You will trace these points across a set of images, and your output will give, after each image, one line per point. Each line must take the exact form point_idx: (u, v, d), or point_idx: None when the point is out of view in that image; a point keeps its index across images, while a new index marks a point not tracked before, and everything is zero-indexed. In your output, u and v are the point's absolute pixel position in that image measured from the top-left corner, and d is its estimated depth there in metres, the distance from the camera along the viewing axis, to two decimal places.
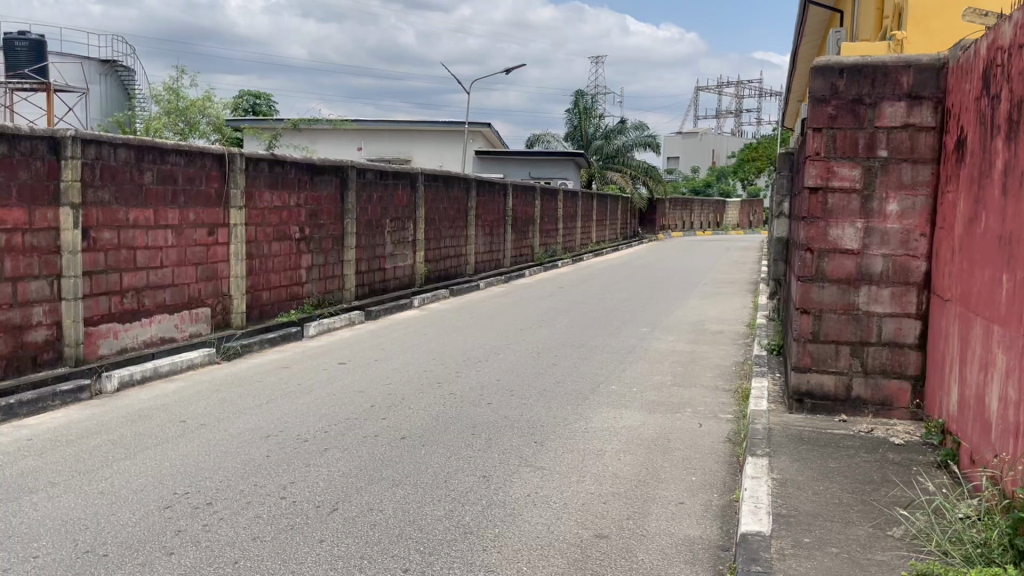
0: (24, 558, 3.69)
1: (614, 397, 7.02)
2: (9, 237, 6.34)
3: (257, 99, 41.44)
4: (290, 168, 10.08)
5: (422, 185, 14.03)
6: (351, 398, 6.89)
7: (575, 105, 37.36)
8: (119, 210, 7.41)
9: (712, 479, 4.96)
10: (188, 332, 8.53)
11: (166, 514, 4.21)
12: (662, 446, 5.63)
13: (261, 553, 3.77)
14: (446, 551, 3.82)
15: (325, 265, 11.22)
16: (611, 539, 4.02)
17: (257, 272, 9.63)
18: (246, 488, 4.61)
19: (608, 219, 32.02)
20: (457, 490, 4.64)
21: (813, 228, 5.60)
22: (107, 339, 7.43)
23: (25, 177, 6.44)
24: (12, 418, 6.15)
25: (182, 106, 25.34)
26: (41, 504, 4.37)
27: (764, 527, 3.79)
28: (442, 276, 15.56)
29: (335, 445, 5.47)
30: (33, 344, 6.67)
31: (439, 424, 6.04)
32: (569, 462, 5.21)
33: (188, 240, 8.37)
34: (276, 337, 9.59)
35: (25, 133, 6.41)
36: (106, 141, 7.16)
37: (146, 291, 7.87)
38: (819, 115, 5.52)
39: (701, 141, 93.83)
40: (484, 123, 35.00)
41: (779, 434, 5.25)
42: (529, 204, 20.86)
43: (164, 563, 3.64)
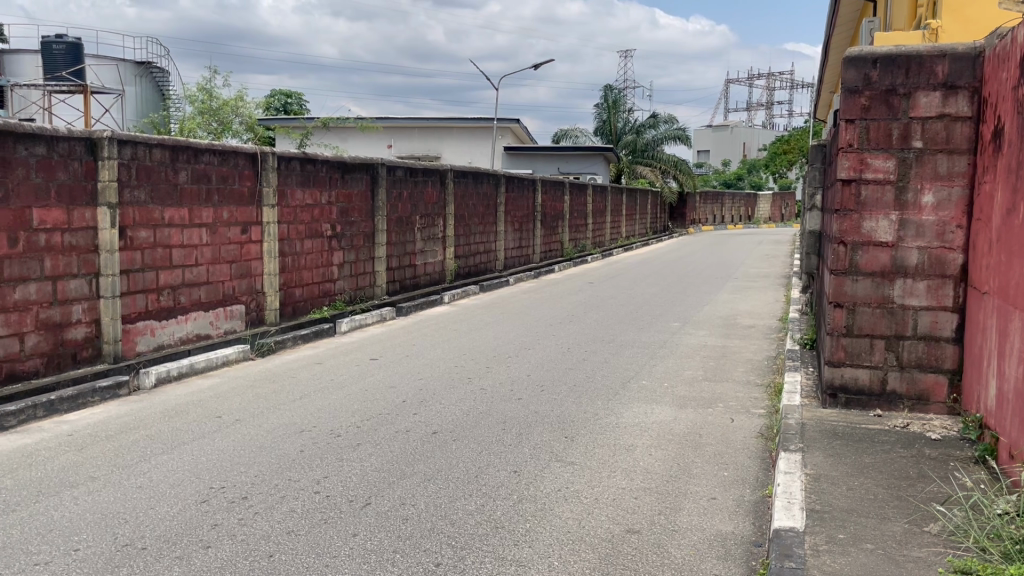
0: (66, 551, 3.77)
1: (645, 392, 6.99)
2: (49, 237, 6.48)
3: (288, 98, 41.83)
4: (322, 165, 10.17)
5: (451, 181, 14.07)
6: (382, 394, 6.93)
7: (603, 99, 37.33)
8: (155, 210, 7.53)
9: (745, 474, 4.93)
10: (223, 329, 8.64)
11: (203, 508, 4.29)
12: (694, 442, 5.60)
13: (295, 546, 3.82)
14: (478, 545, 3.85)
15: (356, 262, 11.30)
16: (642, 534, 4.02)
17: (290, 270, 9.73)
18: (280, 483, 4.67)
19: (638, 213, 31.90)
20: (487, 485, 4.67)
21: (846, 221, 5.54)
22: (144, 337, 7.56)
23: (64, 177, 6.58)
24: (54, 414, 6.29)
25: (215, 106, 25.67)
26: (82, 499, 4.45)
27: (798, 523, 3.75)
28: (472, 272, 15.59)
29: (367, 440, 5.52)
30: (72, 341, 6.81)
31: (470, 419, 6.08)
32: (601, 457, 5.22)
33: (223, 238, 8.49)
34: (308, 334, 9.69)
35: (62, 135, 6.54)
36: (142, 141, 7.28)
37: (181, 289, 7.98)
38: (852, 107, 5.46)
39: (733, 134, 92.99)
40: (513, 119, 35.06)
41: (812, 428, 5.20)
42: (558, 200, 20.82)
43: (201, 556, 3.71)
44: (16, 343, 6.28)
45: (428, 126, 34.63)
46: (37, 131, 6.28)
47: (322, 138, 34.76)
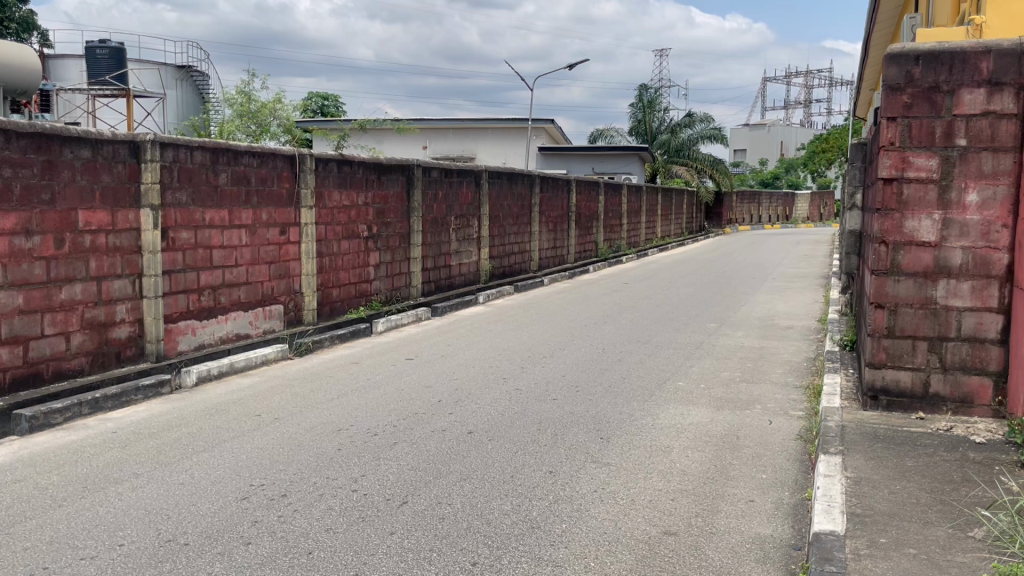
0: (111, 546, 3.85)
1: (680, 393, 6.95)
2: (94, 238, 6.62)
3: (325, 100, 42.38)
4: (358, 167, 10.25)
5: (486, 182, 14.11)
6: (418, 394, 6.96)
7: (638, 99, 37.15)
8: (196, 211, 7.65)
9: (784, 477, 4.88)
10: (262, 328, 8.77)
11: (244, 505, 4.35)
12: (731, 443, 5.55)
13: (333, 544, 3.86)
14: (514, 545, 3.85)
15: (392, 263, 11.38)
16: (679, 536, 4.00)
17: (327, 270, 9.84)
18: (319, 481, 4.73)
19: (674, 213, 31.70)
20: (523, 485, 4.67)
21: (888, 220, 5.45)
22: (185, 336, 7.69)
23: (108, 179, 6.71)
24: (99, 411, 6.43)
25: (254, 109, 26.07)
26: (126, 495, 4.54)
27: (838, 526, 3.70)
28: (506, 273, 15.62)
29: (404, 439, 5.56)
30: (116, 340, 6.95)
31: (506, 419, 6.09)
32: (637, 458, 5.19)
33: (262, 239, 8.61)
34: (345, 334, 9.78)
35: (107, 138, 6.68)
36: (183, 143, 7.40)
37: (221, 289, 8.11)
38: (893, 104, 5.37)
39: (770, 133, 92.00)
40: (548, 120, 35.05)
41: (853, 431, 5.13)
42: (593, 200, 20.78)
43: (242, 552, 3.76)
44: (62, 342, 6.42)
45: (463, 127, 34.76)
46: (83, 135, 6.42)
47: (358, 140, 35.06)
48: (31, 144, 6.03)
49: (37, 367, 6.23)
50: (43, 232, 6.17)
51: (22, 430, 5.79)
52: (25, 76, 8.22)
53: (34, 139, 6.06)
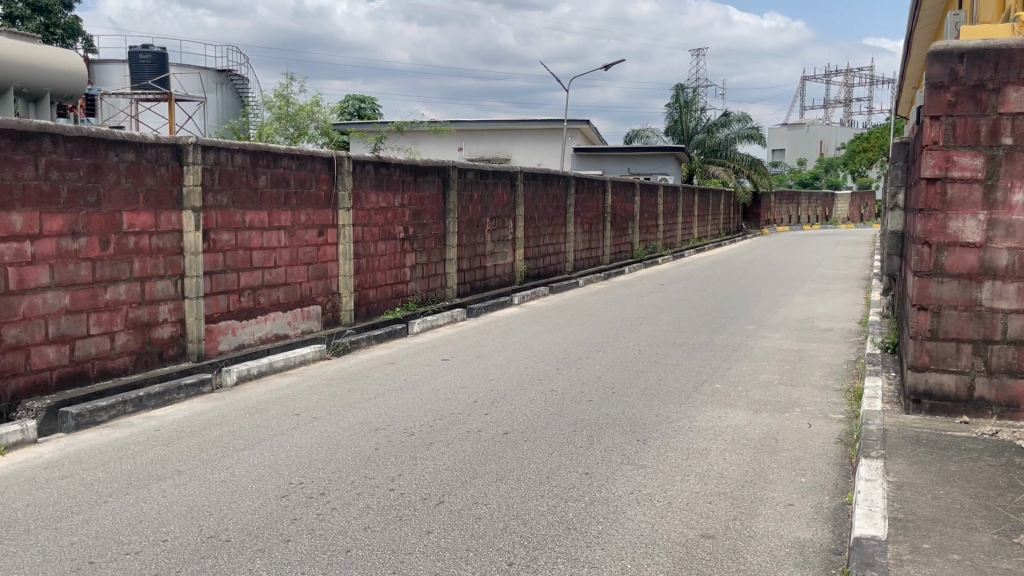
0: (155, 541, 3.92)
1: (718, 395, 6.89)
2: (137, 240, 6.76)
3: (362, 103, 42.80)
4: (395, 169, 10.33)
5: (521, 183, 14.12)
6: (454, 394, 7.00)
7: (675, 99, 36.88)
8: (236, 213, 7.76)
9: (824, 481, 4.81)
10: (301, 329, 8.88)
11: (283, 503, 4.41)
12: (770, 447, 5.49)
13: (371, 542, 3.90)
14: (551, 546, 3.86)
15: (428, 264, 11.44)
16: (717, 539, 3.97)
17: (364, 271, 9.92)
18: (356, 480, 4.78)
19: (710, 213, 31.44)
20: (559, 486, 4.67)
21: (931, 221, 5.35)
22: (226, 336, 7.81)
23: (151, 182, 6.85)
24: (143, 410, 6.55)
25: (292, 112, 26.44)
26: (169, 492, 4.63)
27: (880, 532, 3.65)
28: (542, 274, 15.61)
29: (440, 439, 5.60)
30: (159, 340, 7.09)
31: (541, 421, 6.09)
32: (674, 461, 5.15)
33: (300, 240, 8.71)
34: (381, 334, 9.85)
35: (150, 142, 6.82)
36: (224, 147, 7.51)
37: (261, 290, 8.22)
38: (937, 102, 5.26)
39: (809, 132, 90.89)
40: (583, 121, 35.00)
41: (895, 435, 5.05)
42: (628, 201, 20.69)
43: (282, 550, 3.81)
44: (107, 342, 6.56)
45: (498, 128, 34.83)
46: (127, 138, 6.55)
47: (394, 142, 35.32)
48: (77, 147, 6.17)
49: (82, 366, 6.37)
50: (88, 234, 6.31)
51: (69, 427, 5.92)
52: (70, 82, 8.41)
53: (81, 142, 6.19)
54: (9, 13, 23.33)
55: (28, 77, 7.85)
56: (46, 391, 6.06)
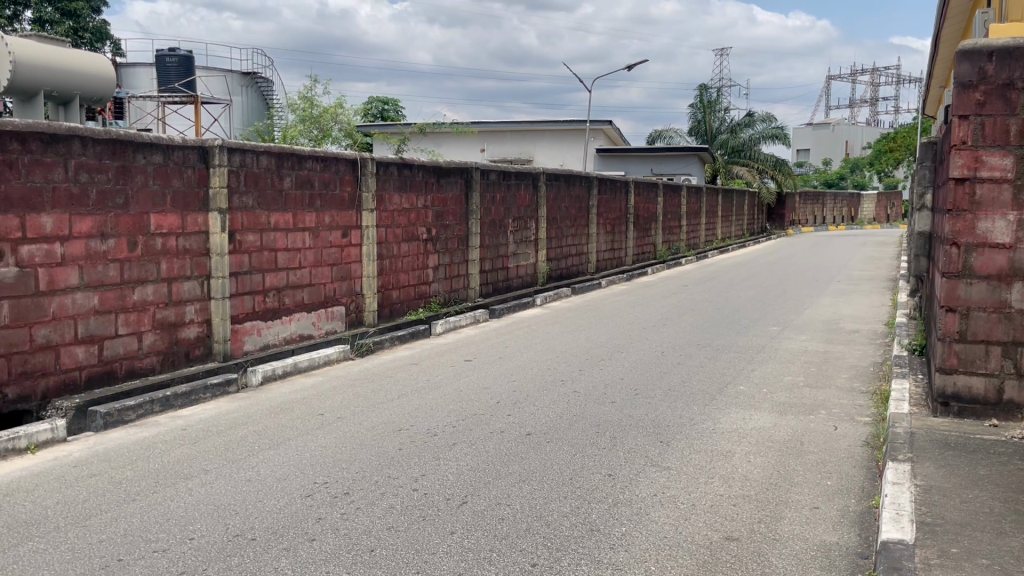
0: (182, 540, 3.97)
1: (742, 398, 6.85)
2: (164, 241, 6.84)
3: (385, 105, 43.06)
4: (418, 171, 10.36)
5: (544, 184, 14.12)
6: (477, 395, 7.02)
7: (698, 99, 36.69)
8: (261, 215, 7.83)
9: (850, 484, 4.77)
10: (325, 329, 8.94)
11: (308, 502, 4.44)
12: (795, 449, 5.45)
13: (395, 542, 3.91)
14: (573, 547, 3.86)
15: (450, 265, 11.47)
16: (741, 542, 3.95)
17: (387, 272, 9.96)
18: (380, 480, 4.80)
19: (734, 214, 31.25)
20: (582, 488, 4.67)
21: (959, 221, 5.28)
22: (251, 336, 7.88)
23: (178, 184, 6.93)
24: (170, 409, 6.62)
25: (316, 114, 26.60)
26: (196, 490, 4.68)
27: (907, 535, 3.61)
28: (564, 275, 15.59)
29: (464, 439, 5.62)
30: (185, 340, 7.17)
31: (563, 422, 6.08)
32: (698, 463, 5.13)
33: (324, 241, 8.77)
34: (405, 335, 9.90)
35: (177, 144, 6.90)
36: (250, 149, 7.58)
37: (286, 291, 8.29)
38: (966, 101, 5.19)
39: (834, 132, 90.10)
40: (606, 122, 34.92)
41: (922, 438, 4.99)
42: (651, 201, 20.60)
43: (307, 549, 3.84)
44: (135, 342, 6.65)
45: (521, 129, 34.85)
46: (155, 141, 6.63)
47: (417, 143, 35.42)
48: (106, 150, 6.25)
49: (110, 366, 6.45)
50: (117, 235, 6.39)
51: (97, 426, 6.00)
52: (99, 85, 8.51)
53: (109, 145, 6.28)
54: (38, 16, 23.43)
55: (56, 81, 7.97)
56: (75, 390, 6.14)
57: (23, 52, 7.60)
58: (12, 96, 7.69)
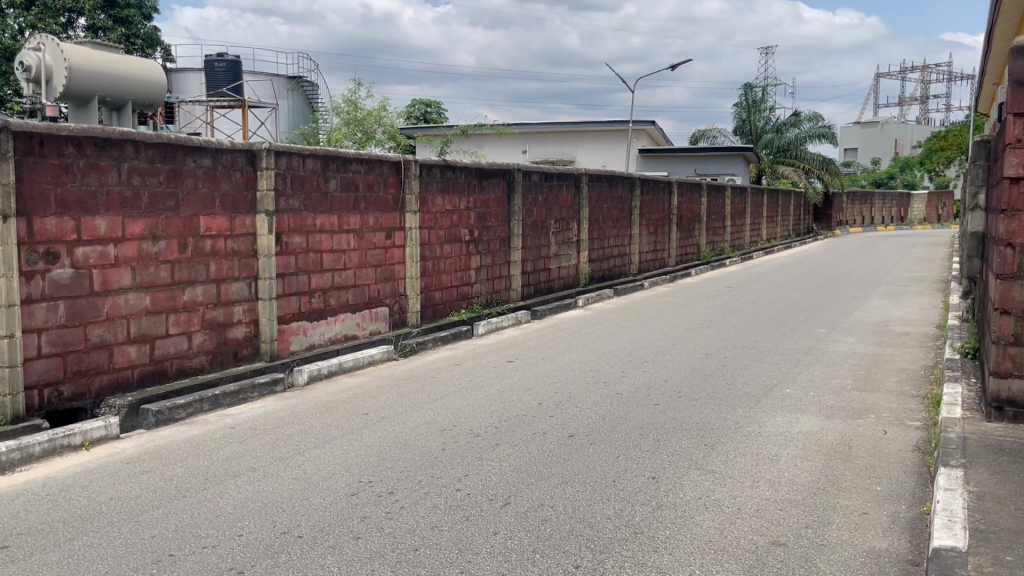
0: (231, 536, 4.04)
1: (788, 401, 6.76)
2: (214, 243, 6.98)
3: (428, 107, 43.36)
4: (460, 172, 10.42)
5: (586, 185, 14.08)
6: (519, 396, 7.03)
7: (743, 98, 36.27)
8: (308, 217, 7.94)
9: (900, 490, 4.67)
10: (369, 330, 9.03)
11: (353, 501, 4.49)
12: (843, 453, 5.37)
13: (439, 541, 3.94)
14: (617, 550, 3.84)
15: (493, 266, 11.51)
16: (788, 546, 3.90)
17: (430, 273, 10.03)
18: (423, 480, 4.83)
19: (780, 214, 30.85)
20: (626, 490, 4.65)
21: (1014, 222, 5.16)
22: (297, 337, 8.00)
23: (227, 186, 7.06)
24: (218, 408, 6.75)
25: (360, 116, 26.85)
26: (245, 488, 4.76)
27: (960, 543, 3.54)
28: (606, 276, 15.53)
29: (507, 440, 5.64)
30: (234, 340, 7.30)
31: (607, 424, 6.06)
32: (743, 466, 5.08)
33: (369, 243, 8.86)
34: (448, 335, 9.96)
35: (226, 147, 7.03)
36: (296, 152, 7.69)
37: (331, 291, 8.40)
38: (1021, 98, 5.06)
39: (883, 130, 88.40)
40: (649, 122, 34.70)
41: (975, 443, 4.88)
42: (694, 201, 20.39)
43: (352, 547, 3.88)
44: (185, 341, 6.79)
45: (563, 130, 34.78)
46: (204, 145, 6.77)
47: (459, 144, 35.56)
48: (157, 154, 6.40)
49: (162, 365, 6.60)
50: (168, 237, 6.54)
51: (149, 424, 6.14)
52: (152, 90, 8.70)
53: (161, 149, 6.42)
54: (92, 23, 24.06)
55: (110, 88, 8.18)
56: (128, 388, 6.29)
57: (77, 61, 7.84)
58: (67, 100, 7.91)
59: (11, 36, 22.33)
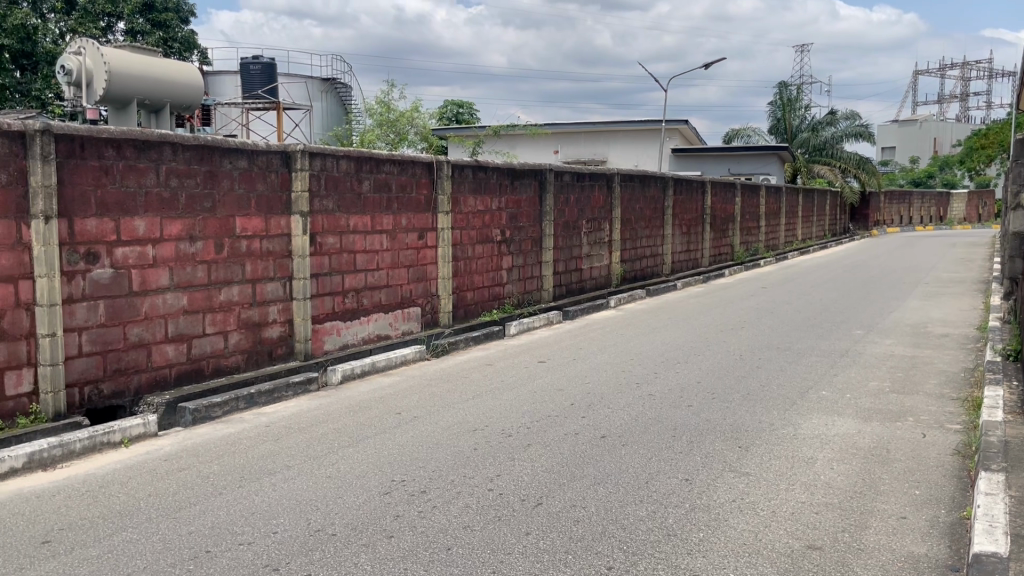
0: (266, 533, 4.09)
1: (824, 403, 6.68)
2: (249, 244, 7.06)
3: (460, 107, 43.54)
4: (493, 173, 10.43)
5: (618, 185, 14.03)
6: (551, 396, 7.02)
7: (778, 97, 35.89)
8: (341, 217, 8.01)
9: (939, 494, 4.60)
10: (401, 330, 9.08)
11: (386, 499, 4.52)
12: (881, 457, 5.29)
13: (471, 541, 3.95)
14: (650, 552, 3.82)
15: (525, 266, 11.51)
16: (824, 550, 3.85)
17: (462, 273, 10.06)
18: (456, 479, 4.84)
19: (816, 214, 30.47)
20: (658, 492, 4.62)
21: None
22: (331, 337, 8.07)
23: (262, 188, 7.15)
24: (253, 406, 6.82)
25: (393, 117, 26.98)
26: (280, 485, 4.81)
27: (1001, 548, 3.47)
28: (638, 276, 15.45)
29: (538, 441, 5.63)
30: (269, 340, 7.39)
31: (639, 425, 6.03)
32: (777, 469, 5.02)
33: (402, 243, 8.91)
34: (479, 335, 9.98)
35: (262, 149, 7.11)
36: (330, 153, 7.76)
37: (364, 292, 8.45)
38: None
39: (922, 128, 86.95)
40: (682, 121, 34.48)
41: (1018, 447, 4.78)
42: (728, 201, 20.21)
43: (385, 545, 3.91)
44: (221, 341, 6.88)
45: (595, 130, 34.68)
46: (240, 147, 6.85)
47: (491, 144, 35.62)
48: (194, 156, 6.49)
49: (198, 364, 6.70)
50: (205, 238, 6.63)
51: (186, 422, 6.23)
52: (189, 93, 8.82)
53: (198, 150, 6.51)
54: (130, 27, 24.55)
55: (149, 90, 8.31)
56: (165, 387, 6.40)
57: (116, 64, 7.99)
58: (107, 104, 8.06)
59: (53, 40, 22.71)
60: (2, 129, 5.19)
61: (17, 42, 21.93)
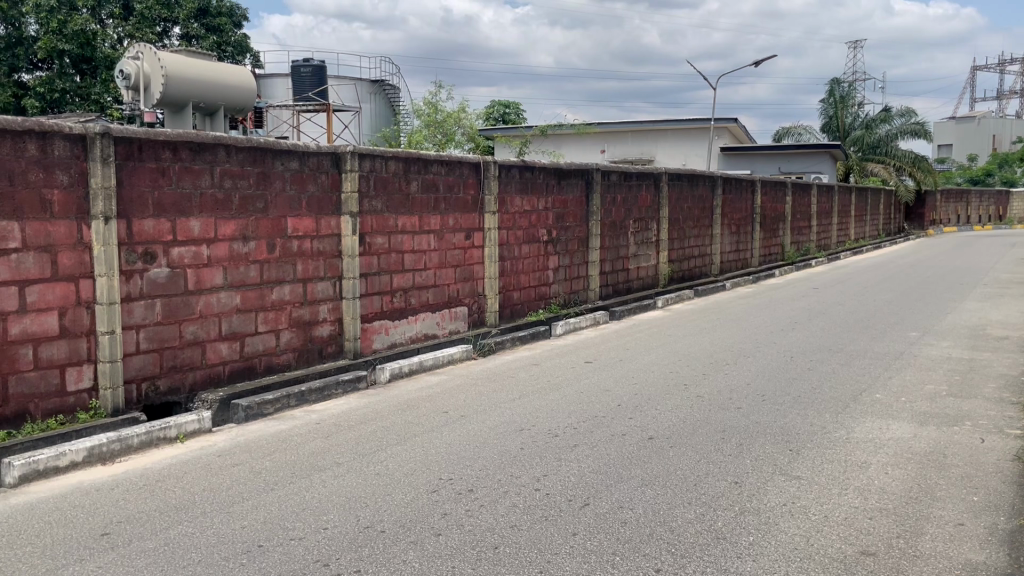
0: (317, 529, 4.16)
1: (878, 406, 6.54)
2: (300, 244, 7.18)
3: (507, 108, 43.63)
4: (539, 173, 10.44)
5: (666, 184, 13.92)
6: (598, 397, 7.00)
7: (830, 94, 35.27)
8: (390, 217, 8.09)
9: (999, 500, 4.47)
10: (449, 329, 9.14)
11: (434, 498, 4.56)
12: (937, 462, 5.17)
13: (519, 541, 3.95)
14: (699, 554, 3.80)
15: (571, 266, 11.49)
16: (879, 557, 3.78)
17: (509, 273, 10.09)
18: (502, 479, 4.86)
19: (869, 214, 29.84)
20: (707, 495, 4.58)
21: None
22: (380, 336, 8.16)
23: (313, 189, 7.26)
24: (304, 403, 6.92)
25: (440, 118, 27.11)
26: (329, 482, 4.88)
27: None
28: (685, 277, 15.31)
29: (585, 441, 5.62)
30: (319, 338, 7.50)
31: (687, 427, 5.98)
32: (830, 473, 4.94)
33: (449, 243, 8.97)
34: (526, 335, 9.99)
35: (313, 150, 7.22)
36: (379, 154, 7.84)
37: (412, 291, 8.53)
38: None
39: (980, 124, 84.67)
40: (731, 120, 34.05)
41: None
42: (778, 201, 19.91)
43: (433, 543, 3.94)
44: (273, 339, 7.01)
45: (642, 129, 34.46)
46: (292, 148, 6.96)
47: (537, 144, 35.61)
48: (248, 158, 6.62)
49: (251, 361, 6.83)
50: (257, 238, 6.76)
51: (239, 418, 6.35)
52: (242, 95, 8.97)
53: (251, 153, 6.64)
54: (186, 32, 25.11)
55: (203, 93, 8.49)
56: (219, 384, 6.53)
57: (172, 67, 8.16)
58: (163, 105, 8.24)
59: (112, 46, 23.38)
60: (64, 132, 5.35)
61: (77, 48, 22.70)
